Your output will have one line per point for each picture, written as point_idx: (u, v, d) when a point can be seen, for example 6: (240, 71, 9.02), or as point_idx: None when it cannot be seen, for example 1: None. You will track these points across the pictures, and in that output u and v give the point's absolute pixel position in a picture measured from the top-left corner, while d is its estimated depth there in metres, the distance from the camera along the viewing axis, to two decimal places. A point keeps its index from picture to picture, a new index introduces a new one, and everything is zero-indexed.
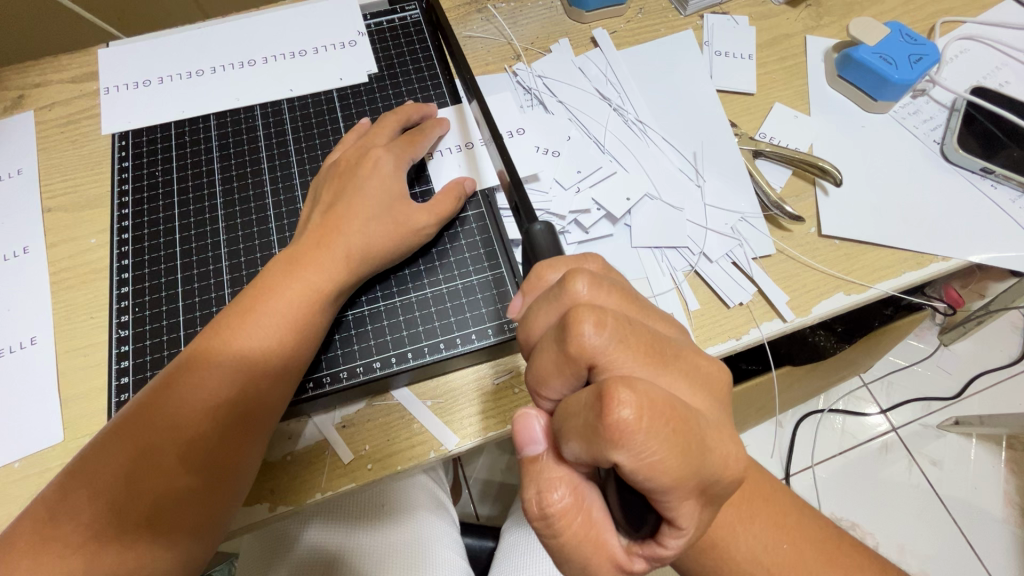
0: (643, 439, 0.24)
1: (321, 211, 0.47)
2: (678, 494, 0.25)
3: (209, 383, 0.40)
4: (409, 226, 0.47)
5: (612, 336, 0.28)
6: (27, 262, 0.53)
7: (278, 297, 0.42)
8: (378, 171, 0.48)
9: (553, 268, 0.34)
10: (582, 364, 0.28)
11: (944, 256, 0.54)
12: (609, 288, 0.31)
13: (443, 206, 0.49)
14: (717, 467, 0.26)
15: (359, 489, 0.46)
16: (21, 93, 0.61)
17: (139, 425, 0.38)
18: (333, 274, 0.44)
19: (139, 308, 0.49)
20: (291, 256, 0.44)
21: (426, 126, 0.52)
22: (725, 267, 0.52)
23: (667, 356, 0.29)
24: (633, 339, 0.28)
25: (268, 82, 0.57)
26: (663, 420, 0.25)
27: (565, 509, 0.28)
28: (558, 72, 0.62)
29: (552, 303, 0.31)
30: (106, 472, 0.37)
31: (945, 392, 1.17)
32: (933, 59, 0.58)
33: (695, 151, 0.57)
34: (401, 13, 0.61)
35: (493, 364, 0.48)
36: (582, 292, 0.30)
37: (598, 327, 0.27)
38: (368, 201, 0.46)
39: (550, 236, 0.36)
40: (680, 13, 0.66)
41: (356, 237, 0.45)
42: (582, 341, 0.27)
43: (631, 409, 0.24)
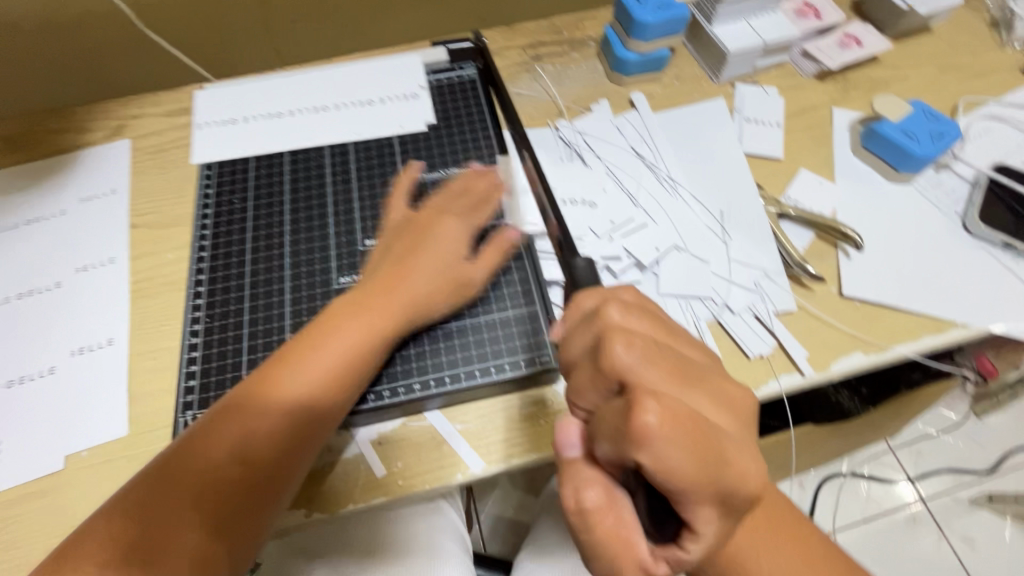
0: (664, 443, 0.27)
1: (390, 260, 0.52)
2: (695, 496, 0.28)
3: (272, 413, 0.44)
4: (467, 281, 0.52)
5: (640, 354, 0.31)
6: (112, 270, 0.59)
7: (342, 335, 0.46)
8: (448, 234, 0.53)
9: (589, 297, 0.38)
10: (613, 378, 0.31)
11: (964, 323, 0.56)
12: (639, 316, 0.35)
13: (492, 257, 0.53)
14: (735, 480, 0.29)
15: (388, 504, 0.49)
16: (121, 124, 0.70)
17: (210, 442, 0.43)
18: (385, 320, 0.48)
19: (209, 318, 0.54)
20: (358, 297, 0.49)
21: (480, 182, 0.57)
22: (747, 320, 0.55)
23: (691, 376, 0.32)
24: (659, 359, 0.32)
25: (337, 127, 0.64)
26: (684, 429, 0.28)
27: (598, 508, 0.31)
28: (597, 130, 0.67)
29: (587, 326, 0.35)
30: (152, 505, 0.41)
31: (976, 465, 1.14)
32: (953, 137, 0.62)
33: (722, 209, 0.61)
34: (459, 71, 0.68)
35: (522, 394, 0.52)
36: (614, 318, 0.34)
37: (628, 348, 0.31)
38: (430, 258, 0.51)
39: (588, 268, 0.46)
40: (714, 81, 0.72)
41: (420, 283, 0.50)
42: (614, 357, 0.31)
43: (655, 415, 0.27)
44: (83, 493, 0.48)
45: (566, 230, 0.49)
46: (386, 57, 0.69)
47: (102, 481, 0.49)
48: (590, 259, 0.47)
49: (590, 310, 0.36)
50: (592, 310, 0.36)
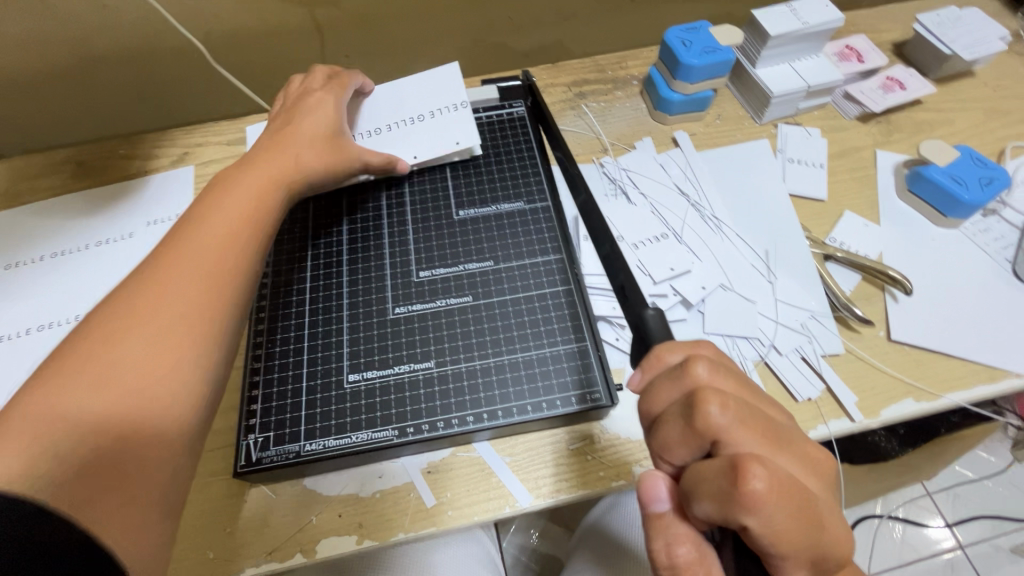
0: (771, 509, 0.27)
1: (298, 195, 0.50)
2: (796, 562, 0.28)
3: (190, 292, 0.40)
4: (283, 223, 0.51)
5: (735, 417, 0.30)
6: None
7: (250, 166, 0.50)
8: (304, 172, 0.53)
9: (671, 349, 0.35)
10: (707, 438, 0.31)
11: (1017, 372, 0.55)
12: (727, 370, 0.34)
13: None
14: (828, 543, 0.29)
15: (436, 534, 0.49)
16: (186, 151, 0.74)
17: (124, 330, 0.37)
18: (242, 208, 0.46)
19: (270, 344, 0.53)
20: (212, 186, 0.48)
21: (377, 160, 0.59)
22: (794, 361, 0.55)
23: (782, 438, 0.31)
24: (752, 420, 0.31)
25: (394, 147, 0.64)
26: (788, 497, 0.28)
27: (690, 564, 0.31)
28: (641, 167, 0.69)
29: (675, 378, 0.33)
30: (18, 426, 0.31)
31: (1020, 513, 1.10)
32: (1003, 183, 0.62)
33: (766, 249, 0.62)
34: (509, 108, 0.70)
35: (570, 429, 0.52)
36: (703, 373, 0.33)
37: (724, 408, 0.30)
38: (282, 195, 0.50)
39: (661, 321, 0.40)
40: (756, 121, 0.73)
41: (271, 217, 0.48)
42: (709, 419, 0.30)
43: (762, 482, 0.27)
44: None
45: (621, 277, 0.45)
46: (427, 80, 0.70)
47: None
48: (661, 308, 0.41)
49: (672, 361, 0.35)
50: (675, 361, 0.35)
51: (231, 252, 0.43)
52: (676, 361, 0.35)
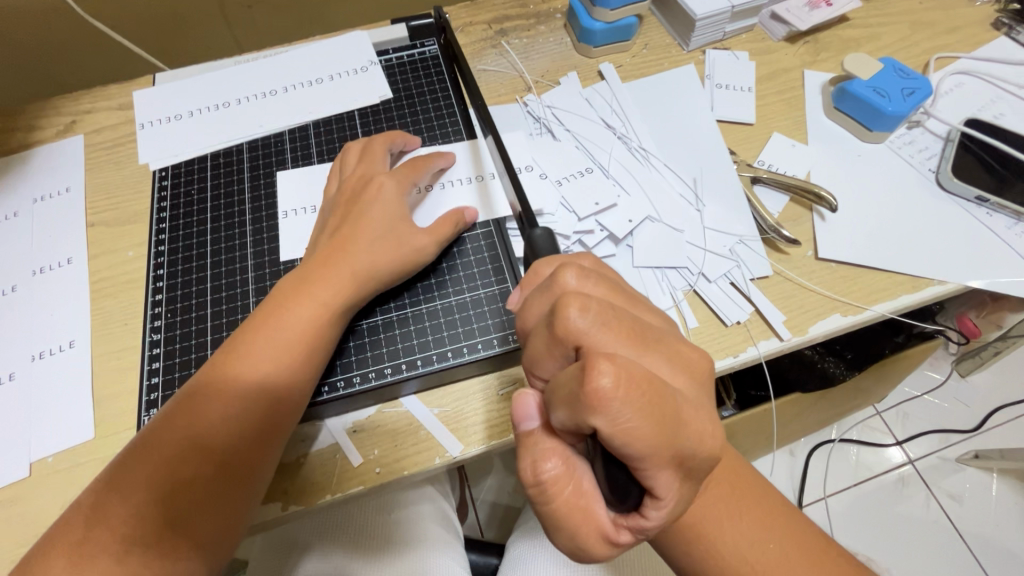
0: (619, 406, 0.26)
1: (328, 235, 0.50)
2: (655, 460, 0.27)
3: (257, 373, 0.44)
4: (412, 246, 0.50)
5: (596, 319, 0.30)
6: (70, 271, 0.57)
7: (357, 223, 0.49)
8: (383, 197, 0.51)
9: (547, 264, 0.38)
10: (569, 344, 0.30)
11: (940, 280, 0.55)
12: (596, 280, 0.34)
13: (443, 229, 0.52)
14: (692, 440, 0.28)
15: (366, 493, 0.48)
16: (74, 119, 0.66)
17: (197, 408, 0.42)
18: (335, 294, 0.47)
19: (171, 314, 0.53)
20: (303, 275, 0.47)
21: (432, 158, 0.56)
22: (723, 287, 0.54)
23: (648, 339, 0.31)
24: (616, 323, 0.30)
25: (292, 109, 0.62)
26: (641, 393, 0.27)
27: (557, 478, 0.31)
28: (566, 103, 0.66)
29: (546, 292, 0.34)
30: (153, 477, 0.40)
31: (962, 424, 1.16)
32: (924, 92, 0.61)
33: (694, 177, 0.60)
34: (421, 48, 0.67)
35: (498, 374, 0.51)
36: (571, 282, 0.34)
37: (584, 311, 0.30)
38: (368, 228, 0.49)
39: (547, 239, 0.41)
40: (684, 48, 0.70)
41: (363, 257, 0.48)
42: (569, 323, 0.30)
43: (610, 379, 0.26)
44: (50, 500, 0.47)
45: (527, 199, 0.44)
46: (332, 37, 0.67)
47: (70, 486, 0.47)
48: (549, 229, 0.42)
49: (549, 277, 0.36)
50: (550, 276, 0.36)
51: (309, 343, 0.45)
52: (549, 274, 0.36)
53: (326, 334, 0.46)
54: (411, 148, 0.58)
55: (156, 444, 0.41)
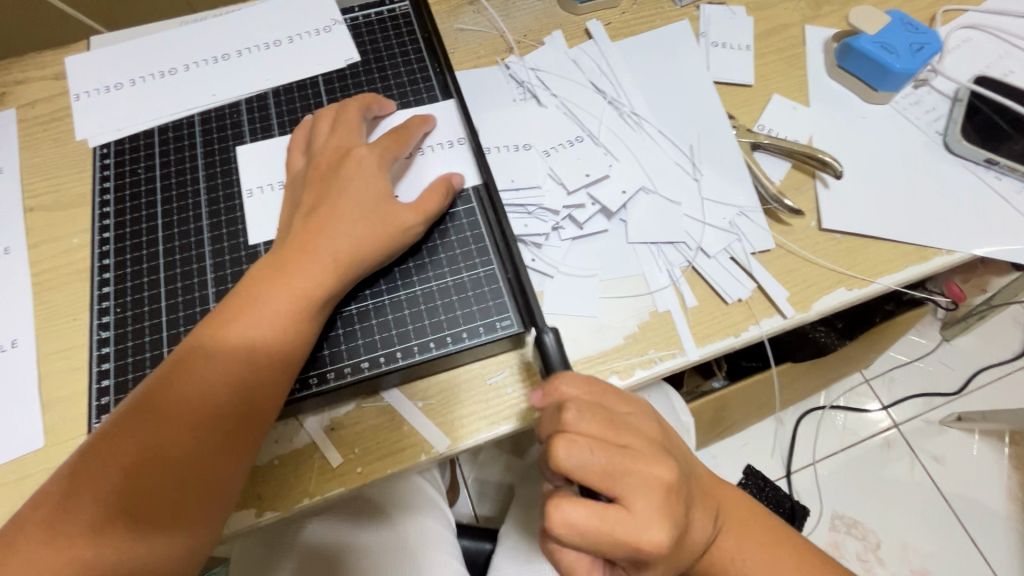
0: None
1: (302, 216, 0.45)
2: (614, 551, 0.33)
3: (237, 355, 0.40)
4: (397, 224, 0.45)
5: (580, 460, 0.33)
6: (8, 262, 0.51)
7: (341, 203, 0.44)
8: (363, 172, 0.46)
9: (566, 384, 0.37)
10: (558, 474, 0.34)
11: (947, 249, 0.53)
12: (592, 413, 0.35)
13: (429, 203, 0.47)
14: (637, 547, 0.33)
15: (347, 493, 0.45)
16: (2, 90, 0.59)
17: (171, 388, 0.39)
18: (322, 278, 0.42)
19: (121, 308, 0.48)
20: (278, 260, 0.43)
21: (412, 123, 0.51)
22: (723, 262, 0.51)
23: (618, 472, 0.33)
24: (599, 460, 0.33)
25: (249, 76, 0.56)
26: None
27: (563, 548, 0.38)
28: (551, 65, 0.60)
29: (550, 420, 0.36)
30: (116, 460, 0.37)
31: (948, 387, 1.17)
32: (934, 48, 0.57)
33: (691, 144, 0.56)
34: (391, 5, 0.60)
35: (485, 364, 0.47)
36: (569, 419, 0.35)
37: (569, 450, 0.33)
38: (344, 209, 0.44)
39: (558, 351, 0.40)
40: (677, 3, 0.65)
41: (343, 241, 0.43)
42: (557, 462, 0.33)
43: (578, 513, 0.33)
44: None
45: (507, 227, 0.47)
46: None
47: (21, 499, 0.43)
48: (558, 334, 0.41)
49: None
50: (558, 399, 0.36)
51: (291, 325, 0.41)
52: (562, 397, 0.36)
53: (306, 325, 0.42)
54: (387, 114, 0.53)
55: (127, 424, 0.38)
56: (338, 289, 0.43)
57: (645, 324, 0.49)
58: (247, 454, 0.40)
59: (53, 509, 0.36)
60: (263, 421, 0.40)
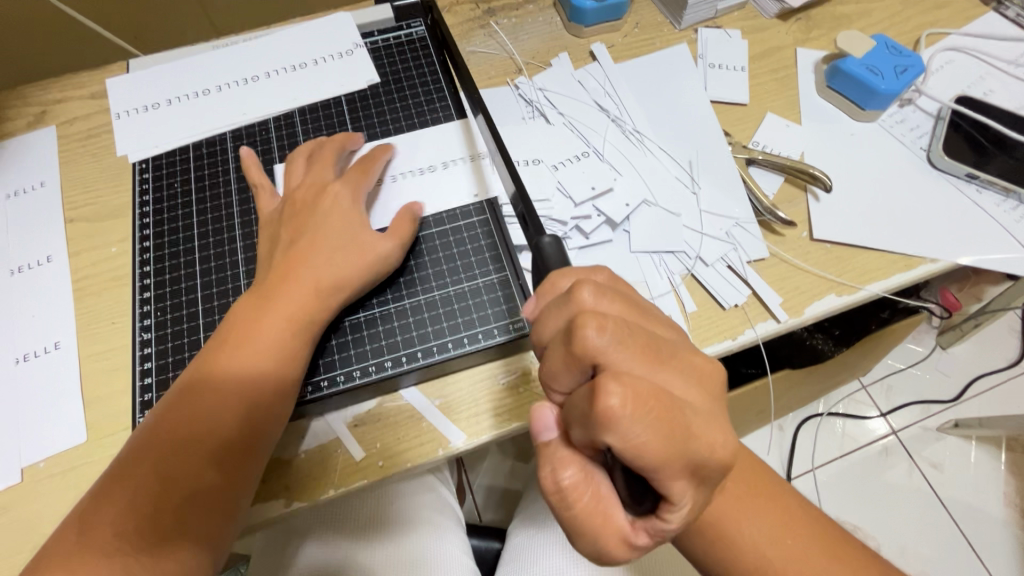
0: (629, 425, 0.27)
1: (282, 249, 0.48)
2: (669, 475, 0.28)
3: (245, 375, 0.43)
4: (374, 251, 0.48)
5: (613, 336, 0.29)
6: (51, 269, 0.55)
7: (325, 233, 0.48)
8: (337, 207, 0.49)
9: (564, 276, 0.36)
10: (586, 362, 0.29)
11: (932, 259, 0.56)
12: (611, 293, 0.33)
13: (402, 231, 0.50)
14: (704, 451, 0.28)
15: (371, 485, 0.48)
16: (44, 109, 0.63)
17: (185, 409, 0.42)
18: (320, 299, 0.46)
19: (161, 311, 0.51)
20: (267, 287, 0.46)
21: (375, 153, 0.54)
22: (720, 270, 0.54)
23: (664, 354, 0.30)
24: (632, 339, 0.29)
25: (276, 96, 0.60)
26: (648, 409, 0.27)
27: (576, 484, 0.31)
28: (558, 85, 0.64)
29: (560, 306, 0.33)
30: (138, 477, 0.40)
31: (944, 394, 1.19)
32: (917, 70, 0.61)
33: (690, 159, 0.60)
34: (408, 29, 0.64)
35: (499, 364, 0.50)
36: (587, 298, 0.32)
37: (601, 329, 0.29)
38: (328, 236, 0.48)
39: (557, 249, 0.39)
40: (675, 27, 0.69)
41: (324, 270, 0.47)
42: (586, 341, 0.29)
43: (618, 398, 0.27)
44: (45, 506, 0.46)
45: (525, 188, 0.42)
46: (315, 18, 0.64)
47: (66, 490, 0.46)
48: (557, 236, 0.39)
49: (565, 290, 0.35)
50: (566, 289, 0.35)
51: (294, 347, 0.45)
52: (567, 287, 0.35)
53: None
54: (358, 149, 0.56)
55: (146, 443, 0.41)
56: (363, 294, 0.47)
57: None
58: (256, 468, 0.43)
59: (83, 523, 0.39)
60: (271, 436, 0.43)
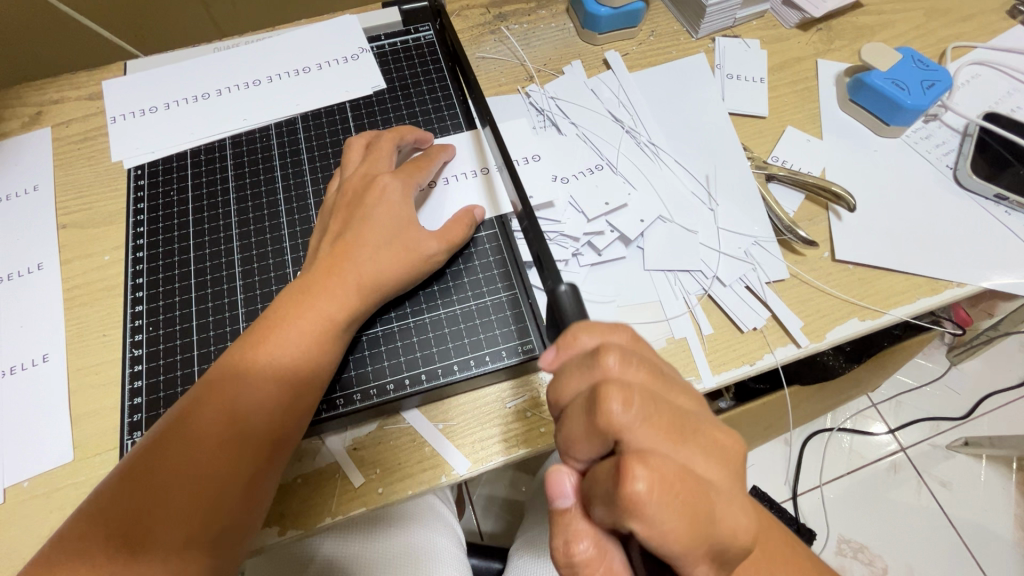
0: (654, 514, 0.25)
1: (330, 241, 0.46)
2: (689, 560, 0.26)
3: (261, 381, 0.41)
4: (420, 252, 0.46)
5: (640, 413, 0.27)
6: (42, 278, 0.53)
7: (370, 229, 0.45)
8: (387, 199, 0.47)
9: (589, 333, 0.32)
10: (609, 438, 0.27)
11: (958, 281, 0.54)
12: (639, 361, 0.30)
13: (454, 233, 0.48)
14: (725, 535, 0.27)
15: (369, 513, 0.45)
16: (39, 110, 0.61)
17: (197, 413, 0.40)
18: (343, 302, 0.43)
19: (153, 327, 0.49)
20: (303, 285, 0.44)
21: (433, 153, 0.52)
22: (738, 292, 0.52)
23: (689, 432, 0.28)
24: (659, 416, 0.27)
25: (279, 101, 0.58)
26: (675, 495, 0.25)
27: (589, 559, 0.29)
28: (571, 94, 0.62)
29: (582, 369, 0.30)
30: (143, 485, 0.38)
31: (955, 412, 1.17)
32: (945, 85, 0.59)
33: (707, 174, 0.57)
34: (416, 33, 0.62)
35: (508, 387, 0.48)
36: (612, 365, 0.30)
37: (626, 405, 0.27)
38: (377, 230, 0.45)
39: (574, 299, 0.35)
40: (693, 36, 0.66)
41: (368, 266, 0.44)
42: (610, 417, 0.27)
43: (644, 484, 0.25)
44: (26, 529, 0.43)
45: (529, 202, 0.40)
46: (319, 21, 0.62)
47: (49, 512, 0.44)
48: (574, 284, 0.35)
49: (588, 350, 0.31)
50: (590, 349, 0.31)
51: (317, 349, 0.42)
52: (590, 349, 0.31)
53: (335, 346, 0.43)
54: (424, 144, 0.54)
55: (155, 448, 0.39)
56: (365, 312, 0.45)
57: (662, 351, 0.50)
58: (270, 479, 0.41)
59: (84, 529, 0.37)
60: (286, 446, 0.41)
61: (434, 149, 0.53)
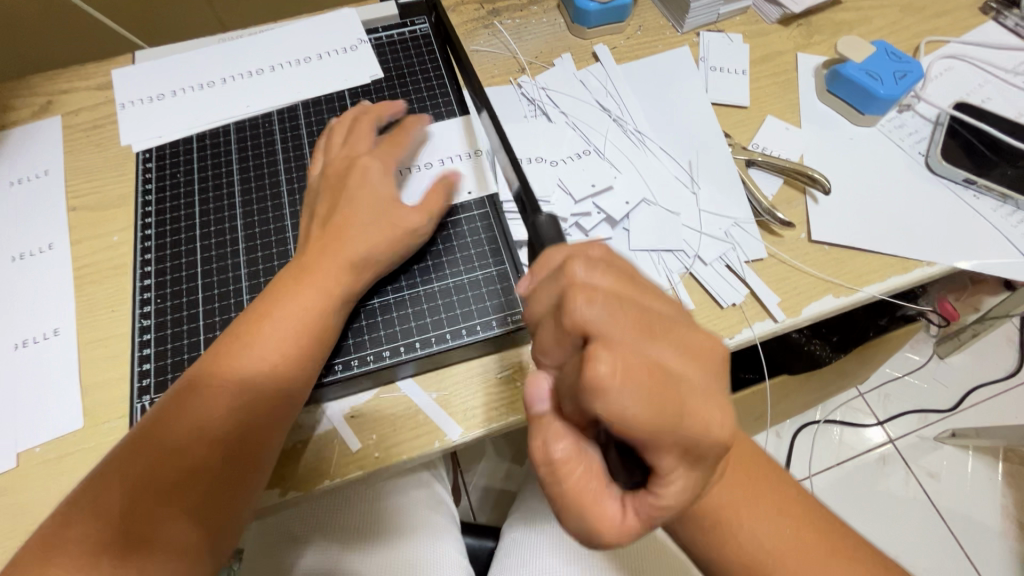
0: (618, 394, 0.28)
1: (318, 223, 0.48)
2: (654, 449, 0.29)
3: (267, 350, 0.43)
4: (405, 226, 0.49)
5: (602, 308, 0.30)
6: (52, 257, 0.55)
7: (361, 210, 0.48)
8: (371, 176, 0.50)
9: (556, 251, 0.35)
10: (576, 334, 0.30)
11: (930, 262, 0.56)
12: (605, 267, 0.33)
13: (434, 203, 0.51)
14: (694, 431, 0.29)
15: (365, 477, 0.48)
16: (50, 99, 0.63)
17: (206, 381, 0.42)
18: (341, 279, 0.46)
19: (161, 299, 0.52)
20: (301, 263, 0.47)
21: (408, 123, 0.55)
22: (719, 270, 0.55)
23: (656, 329, 0.31)
24: (623, 311, 0.30)
25: (280, 89, 0.60)
26: (638, 380, 0.28)
27: (566, 459, 0.32)
28: (561, 84, 0.65)
29: (550, 280, 0.33)
30: (155, 448, 0.40)
31: (942, 404, 1.19)
32: (916, 75, 0.62)
33: (690, 159, 0.60)
34: (412, 26, 0.65)
35: (498, 356, 0.50)
36: (579, 272, 0.32)
37: (589, 300, 0.30)
38: (363, 207, 0.48)
39: (552, 225, 0.39)
40: (678, 30, 0.69)
41: (358, 243, 0.47)
42: (575, 312, 0.30)
43: (607, 365, 0.28)
44: (39, 491, 0.46)
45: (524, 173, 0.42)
46: (319, 14, 0.65)
47: (59, 476, 0.46)
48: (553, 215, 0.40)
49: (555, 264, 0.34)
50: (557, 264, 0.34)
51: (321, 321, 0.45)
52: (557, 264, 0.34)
53: (331, 319, 0.46)
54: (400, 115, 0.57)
55: (166, 414, 0.41)
56: (362, 284, 0.47)
57: None
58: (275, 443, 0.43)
59: (98, 490, 0.39)
60: (291, 412, 0.44)
61: (408, 119, 0.56)
